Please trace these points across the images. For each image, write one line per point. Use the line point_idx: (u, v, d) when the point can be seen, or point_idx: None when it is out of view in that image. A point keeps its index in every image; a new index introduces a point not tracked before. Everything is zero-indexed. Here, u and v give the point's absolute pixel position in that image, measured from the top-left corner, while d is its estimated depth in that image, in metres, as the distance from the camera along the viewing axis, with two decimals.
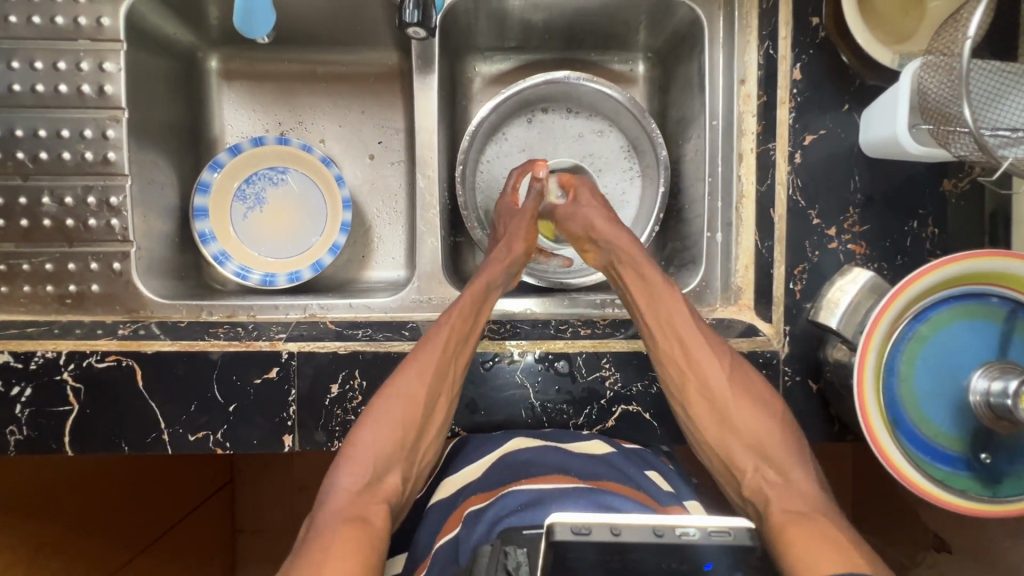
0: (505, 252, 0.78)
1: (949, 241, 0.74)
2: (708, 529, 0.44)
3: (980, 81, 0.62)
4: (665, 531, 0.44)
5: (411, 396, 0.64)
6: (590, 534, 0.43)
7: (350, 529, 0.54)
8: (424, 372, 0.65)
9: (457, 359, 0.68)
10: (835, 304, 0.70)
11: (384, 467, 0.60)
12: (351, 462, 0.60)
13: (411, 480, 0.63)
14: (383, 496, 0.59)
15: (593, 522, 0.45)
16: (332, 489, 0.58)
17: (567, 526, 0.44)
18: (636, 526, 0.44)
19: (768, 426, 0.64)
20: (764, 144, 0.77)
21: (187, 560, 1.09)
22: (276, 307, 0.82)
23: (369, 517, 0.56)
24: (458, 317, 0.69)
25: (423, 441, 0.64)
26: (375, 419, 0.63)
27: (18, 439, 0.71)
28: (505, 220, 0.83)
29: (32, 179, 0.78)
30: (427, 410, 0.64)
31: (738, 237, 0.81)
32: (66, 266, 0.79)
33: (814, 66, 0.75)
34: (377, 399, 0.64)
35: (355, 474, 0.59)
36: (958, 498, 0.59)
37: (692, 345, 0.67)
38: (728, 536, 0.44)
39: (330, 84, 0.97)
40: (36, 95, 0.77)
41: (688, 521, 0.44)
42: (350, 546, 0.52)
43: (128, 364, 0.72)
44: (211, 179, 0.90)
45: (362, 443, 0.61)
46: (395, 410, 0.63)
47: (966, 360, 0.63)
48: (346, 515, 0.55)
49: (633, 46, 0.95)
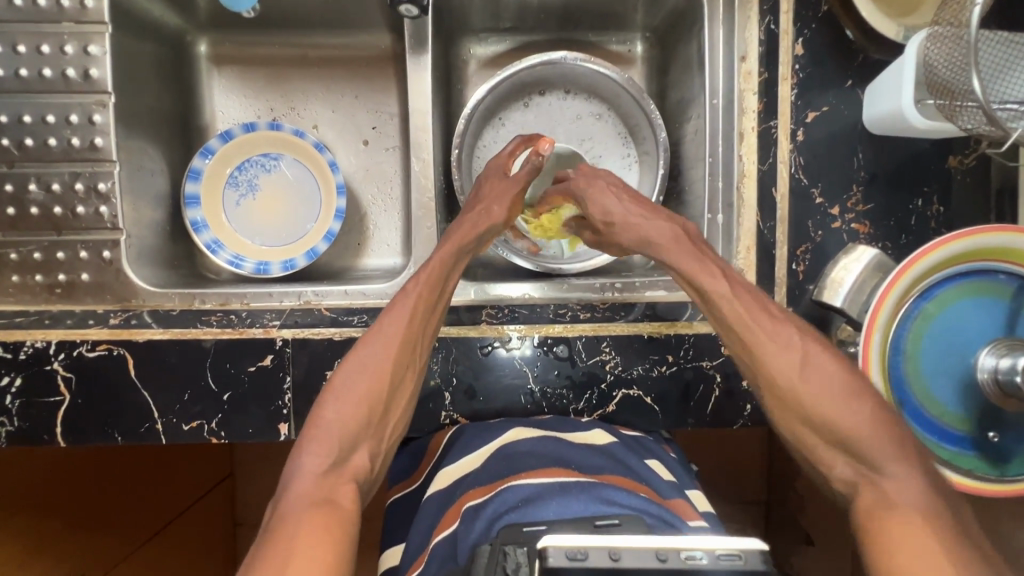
0: (479, 220, 0.76)
1: (955, 219, 0.73)
2: (716, 552, 0.39)
3: (988, 52, 0.61)
4: (670, 556, 0.39)
5: (378, 368, 0.61)
6: (586, 560, 0.39)
7: (318, 513, 0.51)
8: (391, 345, 0.63)
9: (424, 330, 0.66)
10: (839, 283, 0.70)
11: (351, 444, 0.57)
12: (315, 441, 0.56)
13: (379, 458, 0.60)
14: (350, 476, 0.56)
15: (590, 545, 0.40)
16: (295, 472, 0.54)
17: (561, 551, 0.39)
18: (637, 549, 0.39)
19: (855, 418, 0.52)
20: (766, 122, 0.75)
21: (186, 553, 1.08)
22: (270, 294, 0.79)
23: (338, 499, 0.53)
24: (425, 287, 0.68)
25: (390, 415, 0.62)
26: (339, 392, 0.60)
27: (8, 431, 0.69)
28: (490, 182, 0.80)
29: (18, 166, 0.77)
30: (394, 383, 0.62)
31: (739, 218, 0.77)
32: (55, 255, 0.78)
33: (815, 42, 0.74)
34: (342, 372, 0.61)
35: (320, 453, 0.55)
36: (963, 478, 0.59)
37: (750, 333, 0.59)
38: (740, 561, 0.39)
39: (322, 68, 0.95)
40: (20, 79, 0.76)
41: (694, 543, 0.40)
42: (319, 532, 0.49)
43: (119, 353, 0.71)
44: (202, 166, 0.87)
45: (327, 420, 0.58)
46: (360, 384, 0.60)
47: (973, 338, 0.62)
48: (313, 497, 0.52)
49: (631, 26, 0.93)
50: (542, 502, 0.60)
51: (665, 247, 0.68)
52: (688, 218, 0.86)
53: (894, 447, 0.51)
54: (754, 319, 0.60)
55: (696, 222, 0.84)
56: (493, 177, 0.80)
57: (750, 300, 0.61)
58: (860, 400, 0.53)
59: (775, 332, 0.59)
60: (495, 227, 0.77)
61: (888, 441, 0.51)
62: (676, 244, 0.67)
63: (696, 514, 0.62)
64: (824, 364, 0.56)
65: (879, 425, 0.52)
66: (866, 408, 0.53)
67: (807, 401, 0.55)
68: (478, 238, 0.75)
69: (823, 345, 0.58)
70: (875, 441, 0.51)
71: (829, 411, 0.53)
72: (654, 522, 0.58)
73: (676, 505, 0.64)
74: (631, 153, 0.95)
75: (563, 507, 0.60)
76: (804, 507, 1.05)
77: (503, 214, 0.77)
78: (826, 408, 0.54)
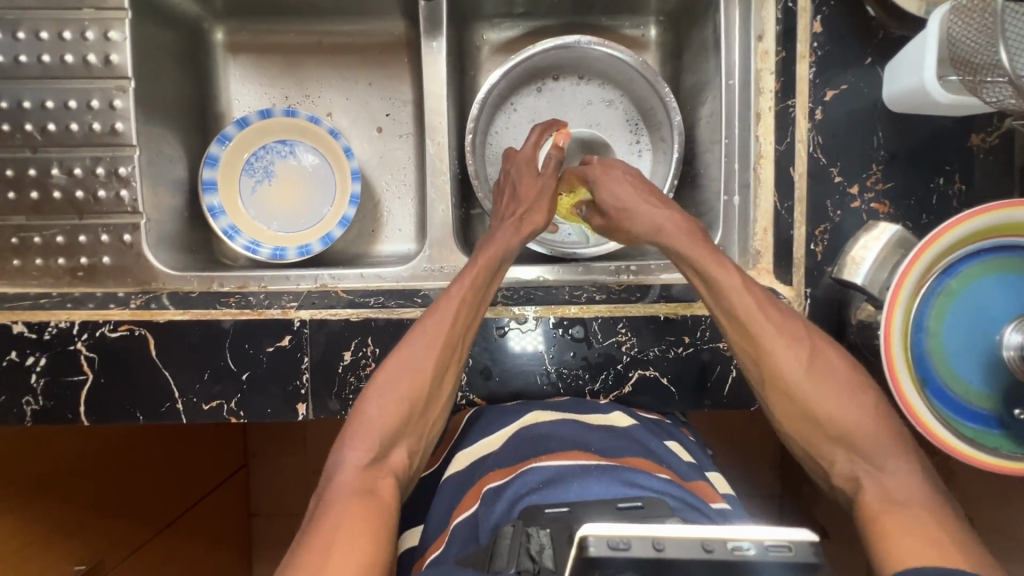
0: (519, 221, 0.76)
1: (977, 198, 0.72)
2: (764, 543, 0.38)
3: (1016, 24, 0.59)
4: (716, 546, 0.38)
5: (421, 367, 0.62)
6: (630, 549, 0.38)
7: (360, 504, 0.53)
8: (433, 346, 0.63)
9: (466, 330, 0.66)
10: (860, 261, 0.68)
11: (391, 441, 0.59)
12: (358, 435, 0.58)
13: (416, 455, 0.62)
14: (389, 470, 0.58)
15: (633, 535, 0.39)
16: (337, 465, 0.57)
17: (602, 539, 0.39)
18: (683, 539, 0.39)
19: (860, 416, 0.57)
20: (784, 102, 0.74)
21: (202, 541, 1.10)
22: (287, 278, 0.80)
23: (377, 491, 0.55)
24: (469, 288, 0.67)
25: (431, 415, 0.63)
26: (382, 392, 0.61)
27: (34, 409, 0.71)
28: (520, 176, 0.79)
29: (41, 151, 0.78)
30: (435, 382, 0.63)
31: (756, 199, 0.78)
32: (77, 238, 0.79)
33: (834, 19, 0.73)
34: (385, 369, 0.63)
35: (362, 447, 0.58)
36: (990, 457, 0.57)
37: (764, 336, 0.61)
38: (790, 552, 0.38)
39: (335, 55, 0.96)
40: (43, 65, 0.77)
41: (742, 533, 0.39)
42: (359, 525, 0.51)
43: (141, 333, 0.71)
44: (219, 153, 0.88)
45: (369, 415, 0.60)
46: (403, 383, 0.61)
47: (996, 314, 0.61)
48: (353, 489, 0.54)
49: (644, 9, 0.93)
50: (564, 484, 0.61)
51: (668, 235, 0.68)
52: (704, 202, 0.86)
53: (891, 446, 0.56)
54: (761, 317, 0.61)
55: (712, 205, 0.83)
56: (523, 172, 0.80)
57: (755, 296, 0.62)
58: (862, 397, 0.58)
59: (780, 331, 0.61)
60: (536, 230, 0.77)
61: (883, 436, 0.56)
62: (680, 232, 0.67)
63: (718, 496, 0.62)
64: (830, 368, 0.60)
65: (876, 420, 0.57)
66: (868, 403, 0.58)
67: (813, 396, 0.59)
68: (520, 240, 0.75)
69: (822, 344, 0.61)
70: (873, 439, 0.56)
71: (836, 406, 0.58)
72: (677, 504, 0.57)
73: (697, 487, 0.63)
74: (642, 141, 0.95)
75: (585, 489, 0.59)
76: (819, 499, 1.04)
77: (543, 220, 0.77)
78: (829, 404, 0.58)
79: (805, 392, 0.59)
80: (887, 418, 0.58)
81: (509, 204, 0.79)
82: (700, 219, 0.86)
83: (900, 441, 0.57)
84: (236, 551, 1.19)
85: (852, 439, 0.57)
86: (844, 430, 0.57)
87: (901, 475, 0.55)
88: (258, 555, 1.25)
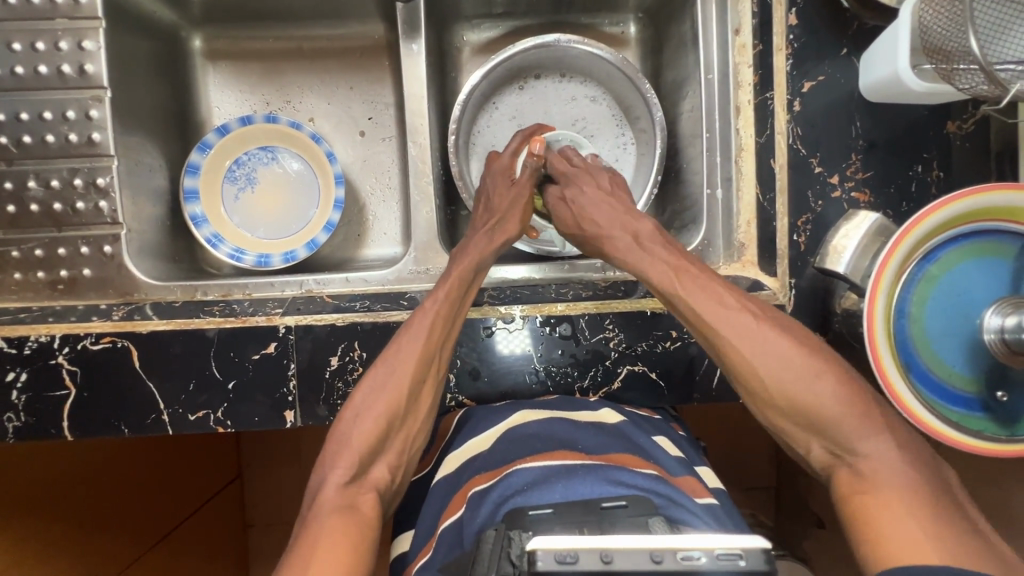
0: (492, 234, 0.76)
1: (956, 185, 0.73)
2: (715, 552, 0.38)
3: (986, 11, 0.59)
4: (666, 557, 0.38)
5: (396, 384, 0.62)
6: (576, 563, 0.37)
7: (340, 520, 0.53)
8: (407, 363, 0.63)
9: (442, 347, 0.66)
10: (841, 250, 0.69)
11: (371, 458, 0.59)
12: (336, 453, 0.58)
13: (399, 469, 0.62)
14: (370, 486, 0.58)
15: (581, 547, 0.38)
16: (320, 483, 0.57)
17: (550, 554, 0.38)
18: (632, 549, 0.38)
19: (826, 403, 0.55)
20: (762, 94, 0.75)
21: (196, 556, 1.08)
22: (272, 284, 0.80)
23: (359, 506, 0.55)
24: (444, 303, 0.67)
25: (409, 428, 0.63)
26: (359, 409, 0.61)
27: (16, 425, 0.70)
28: (497, 187, 0.80)
29: (17, 163, 0.77)
30: (412, 398, 0.63)
31: (738, 192, 0.78)
32: (56, 251, 0.78)
33: (810, 11, 0.73)
34: (360, 389, 0.63)
35: (342, 465, 0.57)
36: (974, 439, 0.58)
37: (718, 318, 0.60)
38: (740, 560, 0.38)
39: (316, 60, 0.95)
40: (17, 77, 0.76)
41: (693, 542, 0.39)
42: (340, 540, 0.51)
43: (123, 345, 0.70)
44: (201, 161, 0.87)
45: (346, 434, 0.60)
46: (380, 400, 0.61)
47: (977, 299, 0.62)
48: (335, 506, 0.54)
49: (622, 7, 0.94)
50: (548, 485, 0.59)
51: (625, 246, 0.71)
52: (688, 196, 0.86)
53: (869, 427, 0.54)
54: (719, 308, 0.61)
55: (697, 198, 0.83)
56: (498, 182, 0.80)
57: (706, 285, 0.63)
58: (821, 382, 0.56)
59: (738, 318, 0.60)
60: (510, 239, 0.77)
61: (859, 423, 0.54)
62: (633, 243, 0.70)
63: (705, 490, 0.62)
64: (795, 347, 0.58)
65: (843, 404, 0.55)
66: (832, 384, 0.56)
67: (780, 387, 0.57)
68: (494, 252, 0.75)
69: (777, 326, 0.60)
70: (847, 424, 0.54)
71: (799, 392, 0.56)
72: (661, 502, 0.57)
73: (685, 482, 0.63)
74: (626, 136, 0.95)
75: (569, 490, 0.58)
76: (812, 490, 1.04)
77: (516, 228, 0.78)
78: (795, 388, 0.56)
79: (771, 377, 0.58)
80: (858, 399, 0.56)
81: (482, 215, 0.79)
82: (685, 213, 0.86)
83: (877, 419, 0.55)
84: (232, 565, 1.18)
85: (821, 421, 0.55)
86: (812, 418, 0.56)
87: (879, 453, 0.53)
88: (254, 567, 1.24)
